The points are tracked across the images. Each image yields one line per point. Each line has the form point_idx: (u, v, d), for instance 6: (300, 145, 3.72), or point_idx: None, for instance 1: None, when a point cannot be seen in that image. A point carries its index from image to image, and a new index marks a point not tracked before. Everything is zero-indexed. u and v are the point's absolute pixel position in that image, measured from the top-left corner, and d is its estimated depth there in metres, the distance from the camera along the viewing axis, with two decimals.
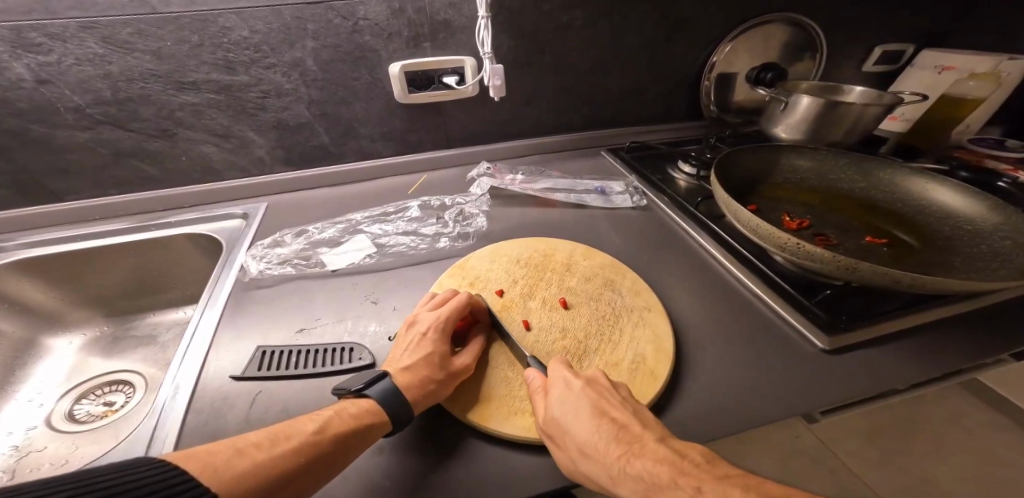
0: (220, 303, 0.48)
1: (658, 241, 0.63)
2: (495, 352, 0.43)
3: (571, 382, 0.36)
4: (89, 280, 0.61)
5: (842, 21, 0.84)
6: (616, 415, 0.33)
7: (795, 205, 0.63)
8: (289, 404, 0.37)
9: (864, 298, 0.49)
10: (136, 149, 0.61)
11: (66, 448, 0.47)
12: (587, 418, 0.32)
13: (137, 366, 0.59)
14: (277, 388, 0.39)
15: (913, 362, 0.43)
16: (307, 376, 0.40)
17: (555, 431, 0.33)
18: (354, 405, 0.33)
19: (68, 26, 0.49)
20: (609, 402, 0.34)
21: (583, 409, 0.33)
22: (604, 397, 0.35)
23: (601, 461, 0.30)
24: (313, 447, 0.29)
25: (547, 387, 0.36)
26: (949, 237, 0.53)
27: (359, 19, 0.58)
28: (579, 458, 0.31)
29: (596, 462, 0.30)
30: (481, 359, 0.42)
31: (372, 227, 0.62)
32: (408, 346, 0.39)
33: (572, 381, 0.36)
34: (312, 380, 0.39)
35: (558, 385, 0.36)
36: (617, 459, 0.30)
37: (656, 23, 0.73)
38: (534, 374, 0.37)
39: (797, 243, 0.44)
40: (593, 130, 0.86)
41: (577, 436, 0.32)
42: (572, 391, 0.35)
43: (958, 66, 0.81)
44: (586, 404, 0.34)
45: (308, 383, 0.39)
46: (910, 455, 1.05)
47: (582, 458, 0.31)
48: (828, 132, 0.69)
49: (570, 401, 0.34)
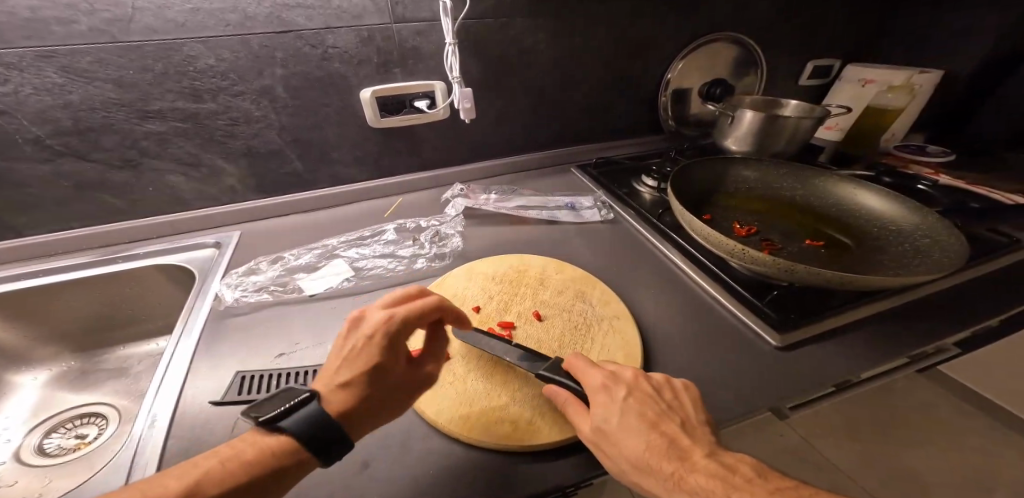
0: (194, 334, 0.48)
1: (627, 252, 0.66)
2: (481, 380, 0.43)
3: (615, 397, 0.37)
4: (47, 317, 0.59)
5: (778, 42, 0.93)
6: (666, 428, 0.35)
7: (747, 212, 0.68)
8: None
9: (807, 297, 0.55)
10: (98, 181, 0.60)
11: (37, 483, 0.46)
12: (640, 434, 0.34)
13: (109, 398, 0.58)
14: None
15: (849, 351, 0.49)
16: None
17: (601, 440, 0.35)
18: (269, 441, 0.31)
19: (25, 55, 0.48)
20: (657, 413, 0.36)
21: (632, 425, 0.35)
22: (646, 406, 0.36)
23: (657, 475, 0.32)
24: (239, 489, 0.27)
25: (593, 396, 0.38)
26: (878, 237, 0.60)
27: (328, 47, 0.60)
28: (632, 472, 0.33)
29: (649, 472, 0.33)
30: (473, 391, 0.42)
31: (348, 251, 0.63)
32: (346, 356, 0.37)
33: (616, 392, 0.38)
34: None
35: (603, 397, 0.37)
36: (672, 474, 0.32)
37: (613, 46, 0.79)
38: (557, 389, 0.39)
39: (743, 250, 0.49)
40: (563, 147, 0.90)
41: (630, 450, 0.34)
42: (616, 404, 0.36)
43: (878, 80, 0.90)
44: (634, 418, 0.35)
45: None
46: (886, 449, 1.13)
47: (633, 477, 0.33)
48: (770, 141, 0.75)
49: (615, 413, 0.36)
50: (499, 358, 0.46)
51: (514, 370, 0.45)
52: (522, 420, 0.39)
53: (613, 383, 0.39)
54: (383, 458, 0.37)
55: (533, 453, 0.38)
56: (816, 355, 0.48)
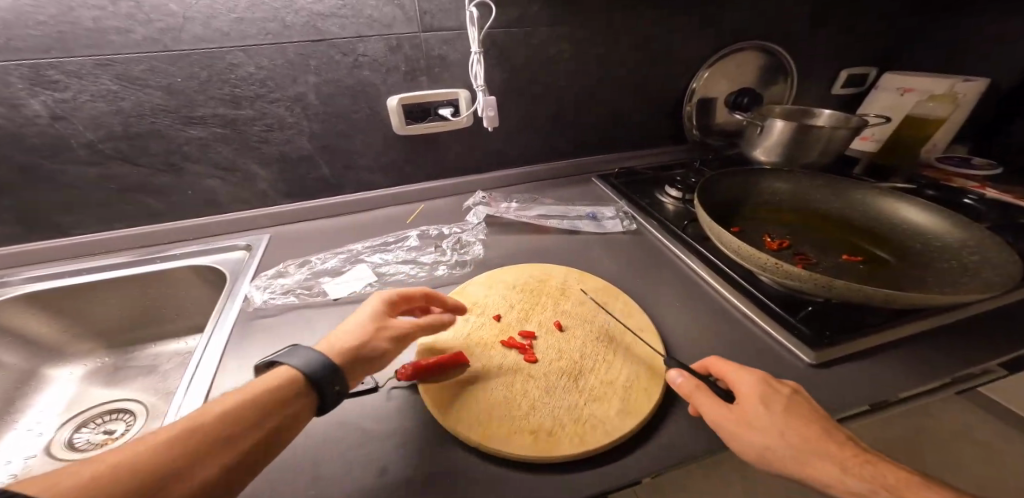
0: (223, 334, 0.50)
1: (650, 264, 0.65)
2: (496, 387, 0.43)
3: (780, 391, 0.37)
4: (90, 313, 0.62)
5: (811, 49, 0.90)
6: (832, 427, 0.35)
7: (777, 225, 0.66)
8: None
9: (841, 313, 0.53)
10: (143, 183, 0.63)
11: None
12: (805, 423, 0.34)
13: (136, 395, 0.60)
14: None
15: (892, 372, 0.46)
16: None
17: (754, 418, 0.35)
18: (277, 382, 0.32)
19: (84, 64, 0.51)
20: (817, 411, 0.36)
21: (801, 417, 0.35)
22: (810, 407, 0.36)
23: (829, 460, 0.32)
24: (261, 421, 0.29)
25: (739, 382, 0.38)
26: (922, 253, 0.57)
27: (359, 55, 0.62)
28: (794, 453, 0.32)
29: (822, 459, 0.32)
30: (488, 398, 0.42)
31: (372, 257, 0.64)
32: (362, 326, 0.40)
33: (777, 386, 0.38)
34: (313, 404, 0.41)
35: (762, 384, 0.38)
36: (845, 461, 0.32)
37: (639, 54, 0.78)
38: (679, 377, 0.39)
39: (776, 263, 0.47)
40: (584, 156, 0.89)
41: (795, 435, 0.33)
42: (779, 396, 0.36)
43: (918, 88, 0.86)
44: (798, 410, 0.35)
45: None
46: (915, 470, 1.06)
47: (803, 463, 0.32)
48: (804, 151, 0.73)
49: (776, 399, 0.36)
50: (518, 368, 0.45)
51: (535, 381, 0.44)
52: (542, 431, 0.38)
53: (773, 379, 0.39)
54: (405, 464, 0.37)
55: (554, 466, 0.37)
56: (855, 375, 0.45)
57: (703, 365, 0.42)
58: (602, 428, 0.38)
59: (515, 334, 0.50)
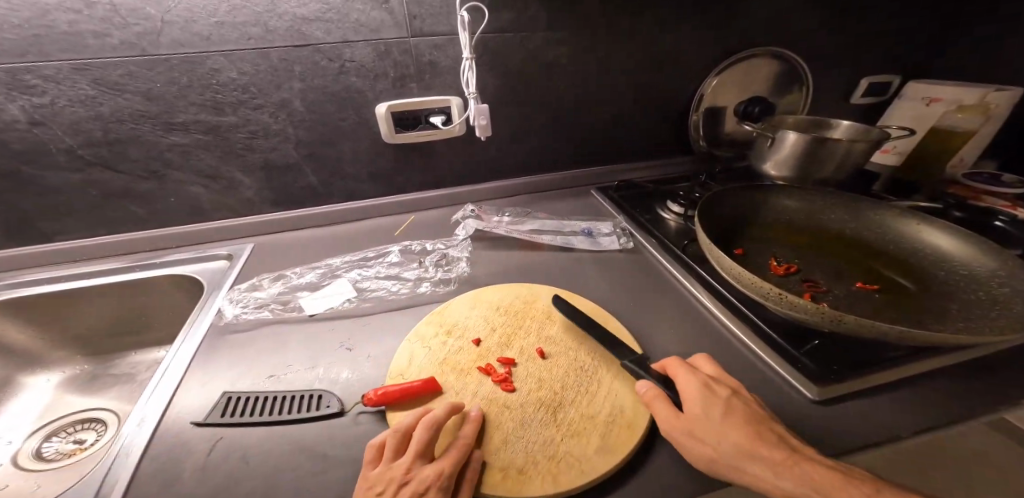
0: (191, 347, 0.48)
1: (645, 284, 0.61)
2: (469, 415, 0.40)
3: (719, 395, 0.37)
4: (69, 319, 0.61)
5: (829, 56, 0.85)
6: (771, 426, 0.35)
7: (784, 246, 0.61)
8: (249, 452, 0.36)
9: (852, 346, 0.48)
10: (125, 190, 0.61)
11: (26, 487, 0.46)
12: (743, 426, 0.34)
13: (110, 404, 0.59)
14: (237, 436, 0.38)
15: (905, 413, 0.41)
16: (272, 423, 0.39)
17: (695, 427, 0.35)
18: None
19: (61, 68, 0.50)
20: (758, 414, 0.36)
21: (738, 421, 0.35)
22: (750, 409, 0.36)
23: (765, 461, 0.32)
24: None
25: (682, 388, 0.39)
26: (945, 282, 0.51)
27: (346, 61, 0.60)
28: (733, 458, 0.32)
29: (757, 462, 0.32)
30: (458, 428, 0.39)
31: (351, 272, 0.62)
32: None
33: (716, 388, 0.38)
34: (270, 428, 0.38)
35: (702, 390, 0.38)
36: (782, 460, 0.31)
37: (643, 61, 0.74)
38: (644, 386, 0.40)
39: (780, 294, 0.43)
40: (583, 167, 0.86)
41: (732, 439, 0.33)
42: (720, 401, 0.36)
43: (947, 98, 0.81)
44: (736, 414, 0.35)
45: (268, 431, 0.38)
46: None
47: (741, 468, 0.32)
48: (817, 165, 0.68)
49: (716, 405, 0.36)
50: (493, 396, 0.42)
51: (511, 412, 0.41)
52: (513, 468, 0.36)
53: (712, 381, 0.39)
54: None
55: None
56: (862, 416, 0.41)
57: (661, 365, 0.43)
58: (576, 466, 0.35)
59: (494, 361, 0.47)
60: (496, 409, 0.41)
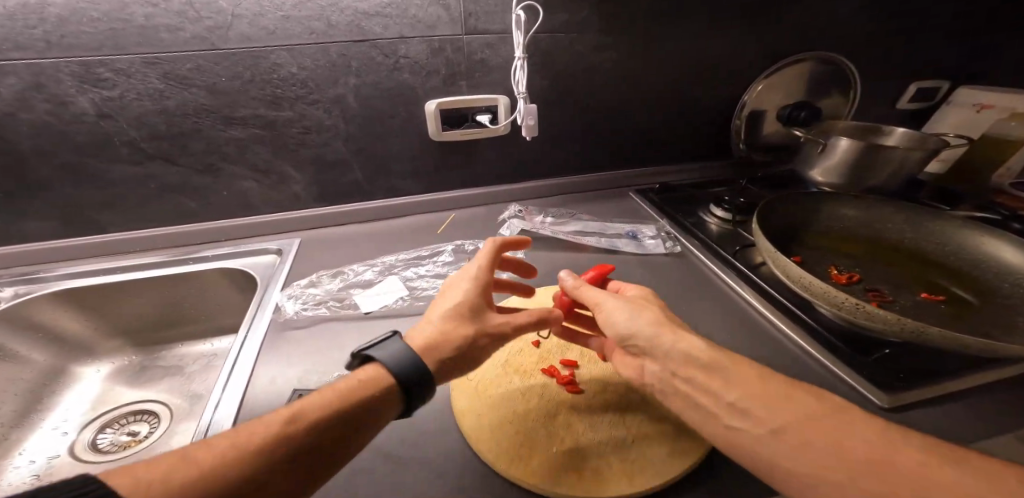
0: (256, 342, 0.48)
1: (697, 289, 0.61)
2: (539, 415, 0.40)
3: None
4: (123, 311, 0.62)
5: (877, 60, 0.84)
6: None
7: (839, 255, 0.61)
8: None
9: (918, 356, 0.47)
10: (181, 183, 0.62)
11: None
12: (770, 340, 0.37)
13: (161, 397, 0.59)
14: None
15: (986, 425, 0.40)
16: None
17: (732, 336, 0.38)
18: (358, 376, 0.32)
19: (133, 62, 0.51)
20: None
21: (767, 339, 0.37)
22: None
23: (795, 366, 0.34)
24: (296, 440, 0.26)
25: None
26: (1012, 293, 0.50)
27: (401, 57, 0.59)
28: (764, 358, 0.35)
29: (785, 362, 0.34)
30: (529, 429, 0.39)
31: (406, 271, 0.62)
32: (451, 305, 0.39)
33: None
34: None
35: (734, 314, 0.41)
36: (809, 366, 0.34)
37: (692, 63, 0.74)
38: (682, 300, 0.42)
39: (856, 303, 0.42)
40: (623, 168, 0.85)
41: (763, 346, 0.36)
42: None
43: (994, 104, 0.80)
44: None
45: None
46: None
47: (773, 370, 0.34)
48: (869, 172, 0.67)
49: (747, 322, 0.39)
50: (560, 398, 0.42)
51: (579, 413, 0.40)
52: (589, 468, 0.35)
53: None
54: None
55: None
56: (940, 425, 0.40)
57: None
58: (652, 468, 0.35)
59: (557, 363, 0.46)
60: (565, 409, 0.41)
